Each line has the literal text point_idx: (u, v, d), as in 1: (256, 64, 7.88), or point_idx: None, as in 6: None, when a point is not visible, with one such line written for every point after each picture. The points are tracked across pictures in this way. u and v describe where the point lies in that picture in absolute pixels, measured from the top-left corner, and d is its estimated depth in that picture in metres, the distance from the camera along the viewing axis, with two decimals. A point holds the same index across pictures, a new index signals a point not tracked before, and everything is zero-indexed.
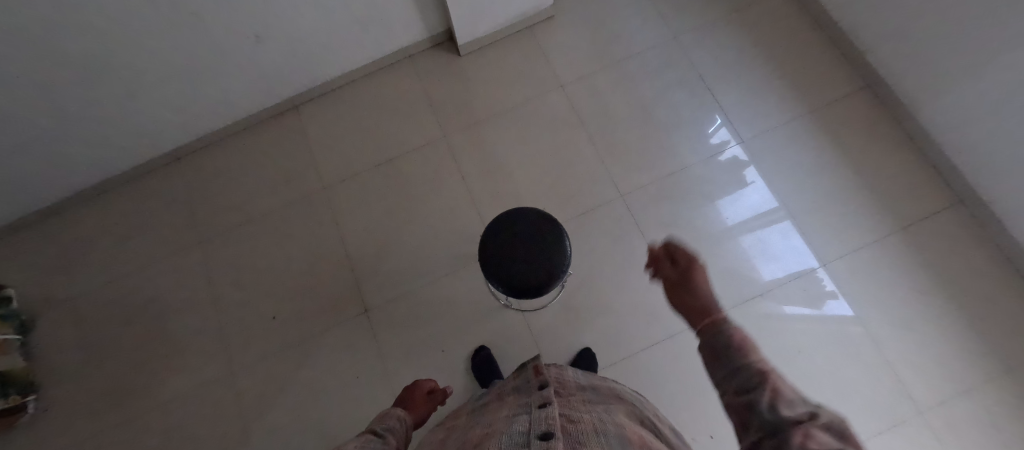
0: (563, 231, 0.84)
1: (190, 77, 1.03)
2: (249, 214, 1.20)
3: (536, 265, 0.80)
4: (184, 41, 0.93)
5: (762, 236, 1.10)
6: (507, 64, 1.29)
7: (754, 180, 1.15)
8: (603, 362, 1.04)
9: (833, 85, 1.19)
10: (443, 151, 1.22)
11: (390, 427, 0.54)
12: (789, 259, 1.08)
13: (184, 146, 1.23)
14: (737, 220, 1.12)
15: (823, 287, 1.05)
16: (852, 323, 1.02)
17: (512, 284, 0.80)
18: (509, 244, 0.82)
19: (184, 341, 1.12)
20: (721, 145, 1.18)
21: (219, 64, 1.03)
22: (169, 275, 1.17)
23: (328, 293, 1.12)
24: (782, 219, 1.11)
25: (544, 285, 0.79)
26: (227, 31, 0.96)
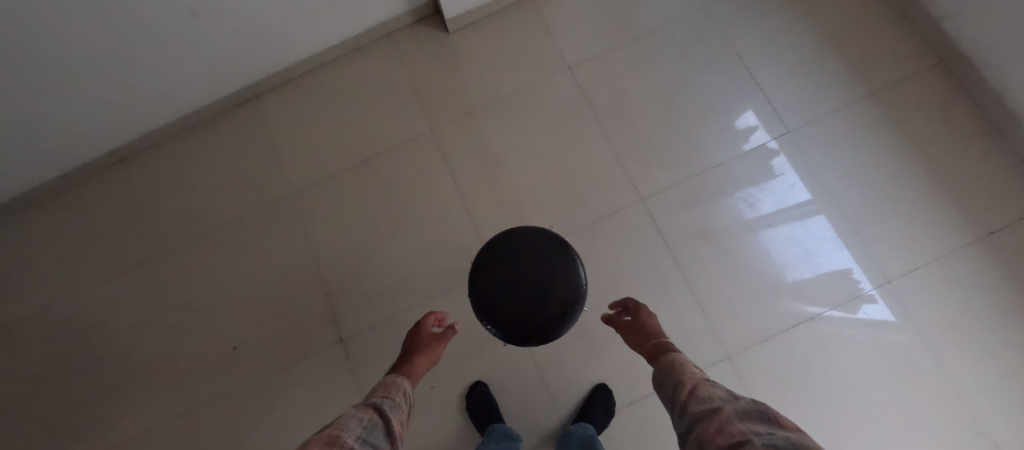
0: (575, 258, 0.66)
1: (115, 64, 0.84)
2: (205, 225, 1.03)
3: (538, 303, 0.62)
4: (97, 21, 0.74)
5: (787, 233, 0.93)
6: (504, 42, 1.09)
7: (782, 173, 0.96)
8: (620, 399, 0.88)
9: (898, 61, 0.98)
10: (430, 148, 1.03)
11: (395, 399, 0.53)
12: (812, 254, 0.92)
13: (125, 145, 1.05)
14: (774, 227, 0.94)
15: (857, 287, 0.89)
16: (919, 347, 0.85)
17: (501, 325, 0.63)
18: (508, 274, 0.64)
19: (132, 374, 0.97)
20: (746, 132, 0.99)
21: (151, 48, 0.84)
22: (113, 298, 1.01)
23: (298, 319, 0.96)
24: (816, 213, 0.94)
25: (552, 328, 0.62)
26: (152, 9, 0.76)
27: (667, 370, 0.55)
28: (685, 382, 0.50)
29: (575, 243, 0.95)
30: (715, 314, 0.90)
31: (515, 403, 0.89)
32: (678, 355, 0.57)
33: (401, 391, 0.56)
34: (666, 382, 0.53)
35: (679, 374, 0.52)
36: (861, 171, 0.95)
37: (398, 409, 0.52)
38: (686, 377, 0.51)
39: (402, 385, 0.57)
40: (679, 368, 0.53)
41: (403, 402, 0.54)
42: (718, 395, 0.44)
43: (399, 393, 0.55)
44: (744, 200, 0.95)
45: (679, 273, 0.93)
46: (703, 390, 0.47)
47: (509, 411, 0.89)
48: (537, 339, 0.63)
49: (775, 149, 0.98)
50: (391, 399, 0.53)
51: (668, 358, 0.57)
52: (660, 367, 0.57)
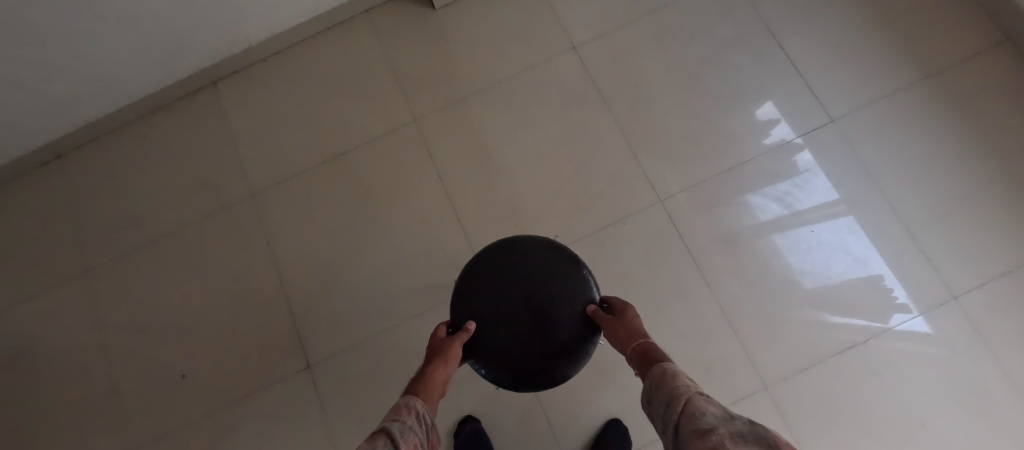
0: (587, 280, 0.52)
1: (36, 62, 0.70)
2: (152, 232, 0.89)
3: (535, 338, 0.48)
4: (6, 18, 0.60)
5: (819, 237, 0.79)
6: (498, 20, 0.95)
7: (807, 169, 0.82)
8: (637, 437, 0.74)
9: (958, 38, 0.84)
10: (413, 141, 0.89)
11: (408, 424, 0.36)
12: (838, 260, 0.78)
13: (61, 141, 0.91)
14: (808, 229, 0.80)
15: (889, 297, 0.76)
16: (991, 375, 0.72)
17: (485, 361, 0.49)
18: (507, 294, 0.50)
19: (64, 408, 0.83)
20: (768, 125, 0.85)
21: (78, 40, 0.70)
22: (46, 316, 0.87)
23: (257, 341, 0.82)
24: (843, 214, 0.80)
25: (563, 364, 0.49)
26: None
27: (653, 386, 0.37)
28: (674, 397, 0.33)
29: (582, 252, 0.81)
30: (749, 335, 0.76)
31: (513, 441, 0.75)
32: (667, 362, 0.39)
33: (416, 412, 0.39)
34: (653, 401, 0.36)
35: (667, 388, 0.35)
36: (918, 166, 0.81)
37: (414, 437, 0.35)
38: (676, 389, 0.34)
39: (417, 403, 0.40)
40: (669, 380, 0.36)
41: (420, 429, 0.37)
42: (717, 410, 0.28)
43: (413, 416, 0.38)
44: (772, 200, 0.81)
45: (704, 287, 0.79)
46: (695, 406, 0.30)
47: None
48: (530, 383, 0.49)
49: (796, 141, 0.84)
50: (402, 424, 0.36)
51: (655, 369, 0.39)
52: (647, 382, 0.39)
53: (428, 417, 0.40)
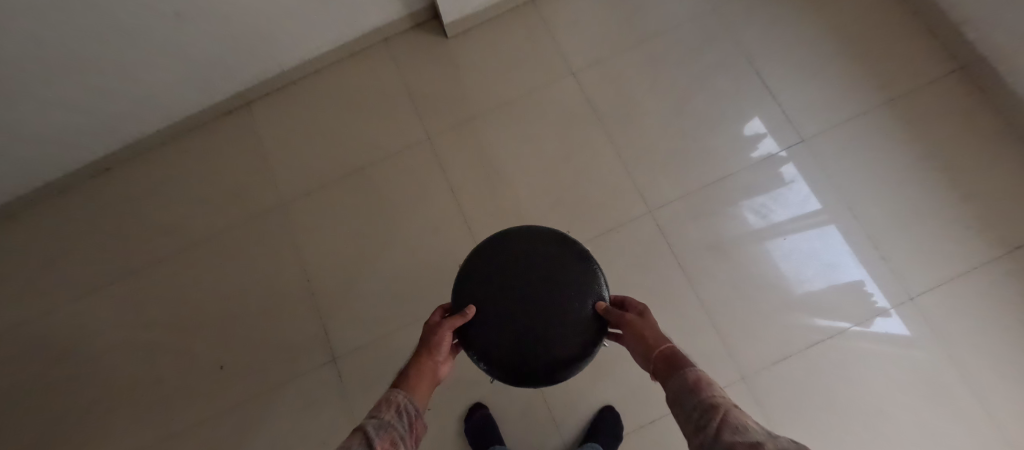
0: (597, 277, 0.57)
1: (96, 71, 0.81)
2: (191, 238, 0.98)
3: (545, 326, 0.53)
4: (82, 29, 0.72)
5: (801, 245, 0.89)
6: (505, 47, 1.05)
7: (794, 180, 0.92)
8: (630, 423, 0.82)
9: (917, 66, 0.94)
10: (427, 157, 0.99)
11: (386, 419, 0.41)
12: (830, 268, 0.87)
13: (111, 154, 1.01)
14: (788, 233, 0.89)
15: (872, 303, 0.84)
16: (944, 367, 0.81)
17: (477, 350, 0.54)
18: (520, 287, 0.55)
19: (110, 395, 0.91)
20: (756, 139, 0.95)
21: (136, 54, 0.81)
22: (95, 313, 0.96)
23: (287, 336, 0.91)
24: (827, 223, 0.89)
25: (569, 353, 0.52)
26: (135, 18, 0.74)
27: (684, 389, 0.39)
28: (709, 406, 0.35)
29: None
30: (729, 333, 0.85)
31: (518, 426, 0.84)
32: (695, 368, 0.41)
33: (398, 406, 0.44)
34: (680, 405, 0.38)
35: (700, 395, 0.36)
36: (881, 180, 0.90)
37: (393, 432, 0.40)
38: (711, 398, 0.36)
39: (401, 396, 0.45)
40: (700, 387, 0.38)
41: (400, 420, 0.42)
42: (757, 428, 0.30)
43: (395, 410, 0.43)
44: (751, 211, 0.91)
45: (690, 289, 0.88)
46: (734, 420, 0.32)
47: (511, 436, 0.83)
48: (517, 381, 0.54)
49: (781, 156, 0.93)
50: (381, 420, 0.41)
51: (682, 373, 0.41)
52: (671, 385, 0.41)
53: (412, 407, 0.44)
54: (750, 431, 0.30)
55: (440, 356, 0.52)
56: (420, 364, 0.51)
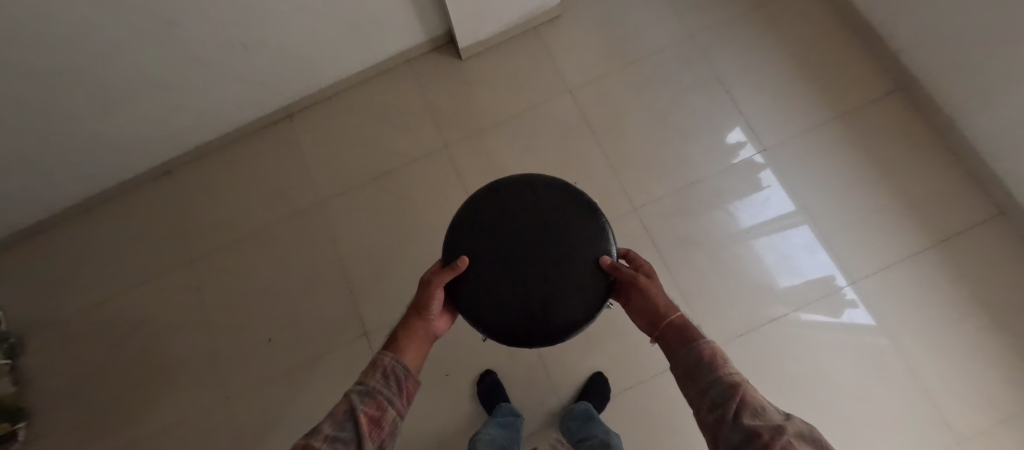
0: (605, 233, 0.61)
1: (173, 90, 0.98)
2: (241, 232, 1.14)
3: (553, 278, 0.58)
4: (170, 54, 0.90)
5: (777, 243, 1.04)
6: (511, 67, 1.22)
7: (771, 184, 1.08)
8: (617, 387, 0.98)
9: (862, 87, 1.11)
10: (445, 162, 1.15)
11: (372, 385, 0.47)
12: (808, 266, 1.01)
13: (172, 160, 1.18)
14: (756, 228, 1.05)
15: (842, 294, 0.99)
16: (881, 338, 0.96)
17: (476, 301, 0.58)
18: (530, 241, 0.60)
19: (173, 364, 1.07)
20: (738, 145, 1.11)
21: (205, 75, 0.98)
22: (158, 295, 1.12)
23: (326, 314, 1.07)
24: (800, 224, 1.04)
25: (574, 300, 0.57)
26: (213, 45, 0.92)
27: (700, 366, 0.44)
28: (725, 386, 0.41)
29: None
30: (701, 311, 1.00)
31: (522, 390, 0.99)
32: (706, 343, 0.46)
33: (385, 370, 0.49)
34: (694, 377, 0.44)
35: (717, 374, 0.42)
36: (831, 183, 1.06)
37: (379, 397, 0.46)
38: (726, 378, 0.41)
39: (388, 359, 0.50)
40: (714, 364, 0.43)
41: (386, 384, 0.48)
42: (771, 413, 0.37)
43: (382, 376, 0.48)
44: (732, 210, 1.06)
45: (669, 275, 1.03)
46: (751, 402, 0.38)
47: (517, 398, 0.99)
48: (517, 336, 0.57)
49: (760, 162, 1.09)
50: (368, 386, 0.47)
51: (696, 348, 0.46)
52: (684, 357, 0.47)
53: (400, 368, 0.50)
54: (764, 417, 0.36)
55: (431, 314, 0.58)
56: (412, 324, 0.57)
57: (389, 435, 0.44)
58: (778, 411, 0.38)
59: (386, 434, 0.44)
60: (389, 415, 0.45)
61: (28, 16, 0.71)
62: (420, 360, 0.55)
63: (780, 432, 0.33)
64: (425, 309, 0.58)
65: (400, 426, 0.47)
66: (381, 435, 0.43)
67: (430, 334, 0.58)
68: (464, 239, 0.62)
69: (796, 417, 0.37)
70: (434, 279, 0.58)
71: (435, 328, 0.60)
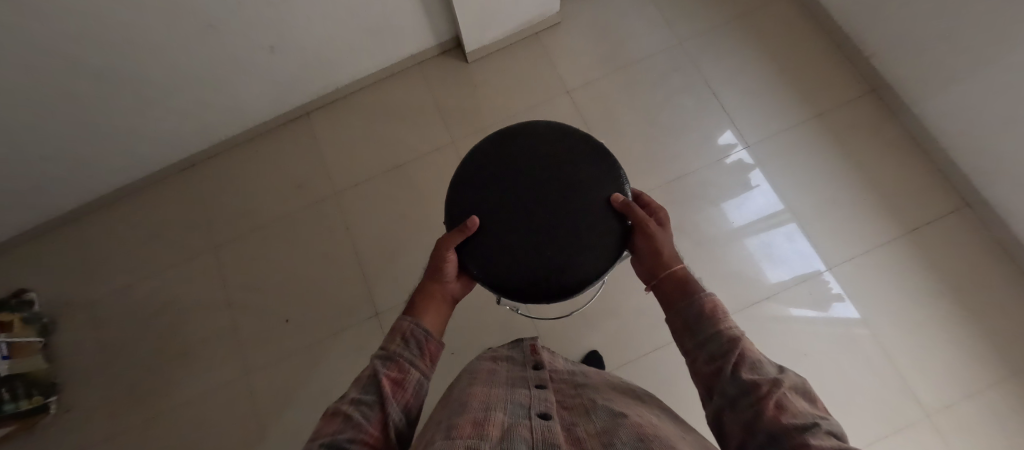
0: (621, 180, 0.65)
1: (204, 86, 1.08)
2: (261, 220, 1.23)
3: (567, 221, 0.62)
4: (204, 52, 0.99)
5: (767, 239, 1.11)
6: (514, 70, 1.31)
7: (760, 183, 1.15)
8: (611, 365, 1.04)
9: (837, 90, 1.20)
10: (451, 156, 1.23)
11: (394, 350, 0.50)
12: (795, 262, 1.08)
13: (199, 154, 1.28)
14: (743, 223, 1.12)
15: (828, 289, 1.05)
16: (858, 326, 1.02)
17: (488, 258, 0.62)
18: (547, 189, 0.65)
19: (196, 342, 1.14)
20: (727, 147, 1.19)
21: (234, 72, 1.08)
22: (183, 279, 1.20)
23: (339, 297, 1.14)
24: (788, 222, 1.12)
25: (588, 242, 0.61)
26: (243, 45, 1.02)
27: (701, 319, 0.47)
28: (726, 340, 0.44)
29: None
30: None
31: None
32: (708, 297, 0.49)
33: (405, 333, 0.52)
34: (695, 329, 0.47)
35: (718, 328, 0.45)
36: (809, 176, 1.15)
37: (400, 360, 0.49)
38: (727, 333, 0.44)
39: (408, 323, 0.53)
40: (715, 318, 0.47)
41: (407, 347, 0.51)
42: (768, 369, 0.40)
43: (402, 339, 0.51)
44: (719, 204, 1.14)
45: None
46: (750, 357, 0.42)
47: None
48: (537, 286, 0.60)
49: (750, 164, 1.17)
50: (390, 350, 0.50)
51: (699, 301, 0.49)
52: (686, 308, 0.50)
53: (420, 331, 0.53)
54: (760, 372, 0.40)
55: (446, 277, 0.62)
56: (430, 290, 0.61)
57: (413, 395, 0.48)
58: (772, 365, 0.41)
59: (409, 395, 0.47)
60: (412, 377, 0.48)
61: (88, 11, 0.82)
62: (439, 321, 0.58)
63: (777, 385, 0.37)
64: (440, 274, 0.62)
65: (425, 385, 0.50)
66: (404, 395, 0.46)
67: (448, 297, 0.62)
68: (475, 199, 0.66)
69: (788, 370, 0.41)
70: (444, 242, 0.62)
71: (453, 291, 0.63)
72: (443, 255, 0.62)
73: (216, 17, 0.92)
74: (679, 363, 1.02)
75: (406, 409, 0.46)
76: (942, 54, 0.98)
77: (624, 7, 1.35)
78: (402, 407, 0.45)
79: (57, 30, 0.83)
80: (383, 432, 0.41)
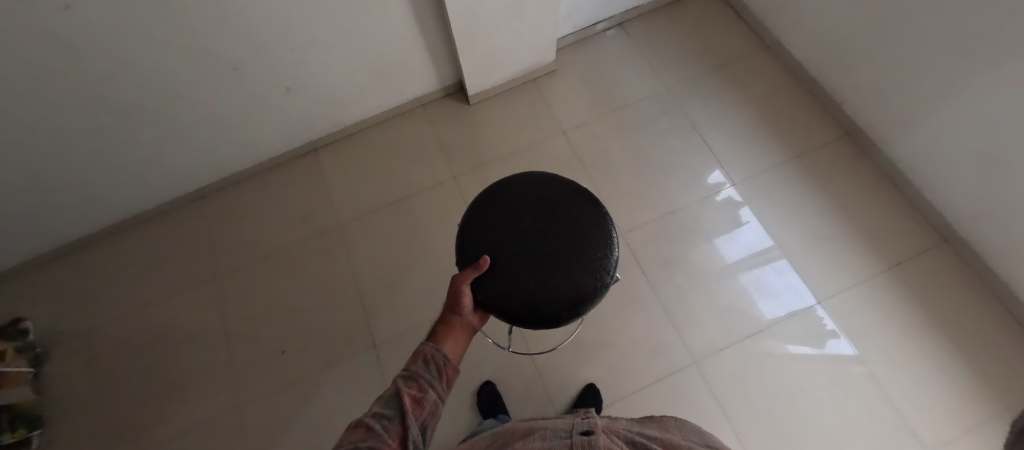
0: (608, 225, 0.70)
1: (221, 122, 1.15)
2: (264, 251, 1.26)
3: (561, 265, 0.66)
4: (226, 92, 1.07)
5: (757, 274, 1.14)
6: (513, 112, 1.40)
7: (749, 220, 1.21)
8: (609, 399, 1.04)
9: (814, 133, 1.29)
10: (453, 191, 1.29)
11: (415, 371, 0.52)
12: (787, 296, 1.11)
13: (208, 186, 1.33)
14: (733, 258, 1.16)
15: (823, 326, 1.07)
16: (853, 362, 1.03)
17: (493, 290, 0.65)
18: (542, 234, 0.69)
19: (189, 373, 1.13)
20: (716, 186, 1.25)
21: (252, 110, 1.15)
22: (182, 308, 1.21)
23: (338, 328, 1.15)
24: (777, 257, 1.16)
25: (581, 286, 0.65)
26: (263, 85, 1.10)
27: None
28: None
29: None
30: (683, 327, 1.10)
31: (520, 401, 1.05)
32: None
33: (426, 357, 0.54)
34: None
35: None
36: (793, 214, 1.20)
37: (421, 380, 0.51)
38: None
39: (429, 348, 0.55)
40: None
41: (427, 370, 0.53)
42: None
43: (422, 362, 0.54)
44: (710, 239, 1.19)
45: (653, 293, 1.14)
46: None
47: (515, 408, 1.04)
48: (539, 313, 0.65)
49: (738, 201, 1.23)
50: (411, 372, 0.52)
51: None
52: None
53: (439, 355, 0.55)
54: None
55: (464, 310, 0.63)
56: (449, 320, 0.62)
57: (431, 414, 0.49)
58: None
59: (427, 414, 0.48)
60: (430, 397, 0.50)
61: (125, 56, 0.89)
62: (459, 350, 0.59)
63: None
64: (457, 307, 0.63)
65: (442, 407, 0.51)
66: (423, 413, 0.48)
67: (467, 328, 0.63)
68: (480, 236, 0.70)
69: None
70: (458, 278, 0.64)
71: (472, 323, 0.64)
72: (458, 289, 0.64)
73: (241, 61, 1.01)
74: (675, 397, 1.03)
75: (424, 427, 0.47)
76: (909, 100, 1.06)
77: (615, 57, 1.46)
78: (421, 424, 0.47)
79: (94, 74, 0.90)
80: (402, 444, 0.43)
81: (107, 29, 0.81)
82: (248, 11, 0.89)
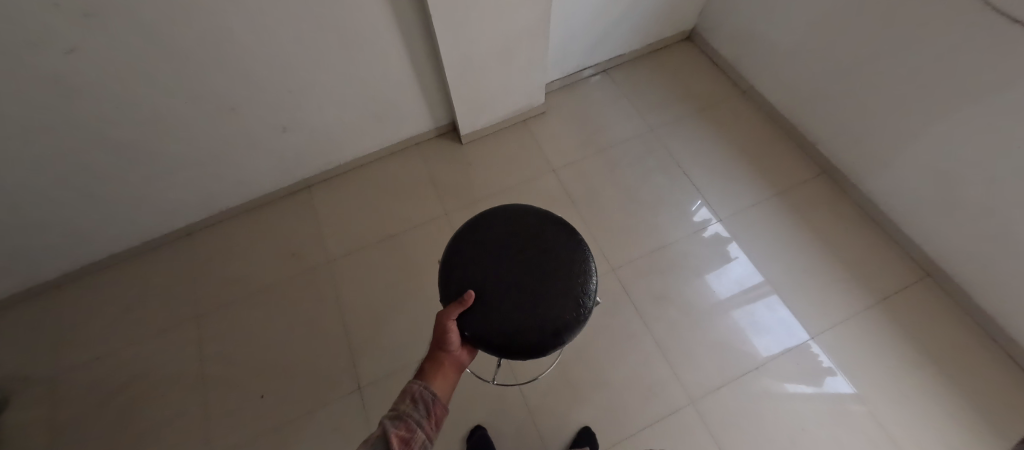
0: (586, 254, 0.71)
1: (216, 160, 1.16)
2: (249, 289, 1.23)
3: (543, 295, 0.66)
4: (223, 131, 1.09)
5: (750, 310, 1.14)
6: (505, 151, 1.44)
7: (738, 255, 1.22)
8: (605, 443, 0.99)
9: (793, 171, 1.35)
10: (444, 227, 1.29)
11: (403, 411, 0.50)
12: (780, 332, 1.11)
13: (196, 223, 1.32)
14: (725, 294, 1.17)
15: (818, 362, 1.06)
16: (853, 401, 1.01)
17: (479, 323, 0.64)
18: (523, 265, 0.69)
19: (159, 421, 1.06)
20: (703, 222, 1.28)
21: (248, 148, 1.17)
22: (158, 350, 1.15)
23: (322, 370, 1.10)
24: (768, 292, 1.16)
25: (563, 316, 0.65)
26: (261, 125, 1.12)
27: None
28: None
29: None
30: (678, 365, 1.08)
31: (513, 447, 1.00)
32: None
33: (414, 395, 0.53)
34: None
35: None
36: (780, 249, 1.22)
37: (409, 420, 0.49)
38: None
39: (417, 386, 0.54)
40: None
41: (416, 409, 0.51)
42: None
43: (410, 401, 0.52)
44: (702, 275, 1.20)
45: (646, 330, 1.13)
46: None
47: None
48: (524, 343, 0.64)
49: (726, 236, 1.25)
50: (399, 412, 0.50)
51: None
52: None
53: (428, 394, 0.53)
54: None
55: (451, 346, 0.61)
56: (436, 357, 0.61)
57: None
58: None
59: None
60: (419, 437, 0.48)
61: (124, 96, 0.90)
62: (448, 388, 0.58)
63: None
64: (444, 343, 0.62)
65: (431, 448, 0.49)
66: None
67: (456, 365, 0.62)
68: (463, 270, 0.70)
69: None
70: (444, 314, 0.63)
71: (460, 359, 0.63)
72: (444, 326, 0.62)
73: (240, 102, 1.03)
74: (674, 440, 0.99)
75: None
76: (882, 139, 1.12)
77: (602, 100, 1.54)
78: None
79: (90, 114, 0.91)
80: None
81: (110, 69, 0.84)
82: (250, 54, 0.93)
